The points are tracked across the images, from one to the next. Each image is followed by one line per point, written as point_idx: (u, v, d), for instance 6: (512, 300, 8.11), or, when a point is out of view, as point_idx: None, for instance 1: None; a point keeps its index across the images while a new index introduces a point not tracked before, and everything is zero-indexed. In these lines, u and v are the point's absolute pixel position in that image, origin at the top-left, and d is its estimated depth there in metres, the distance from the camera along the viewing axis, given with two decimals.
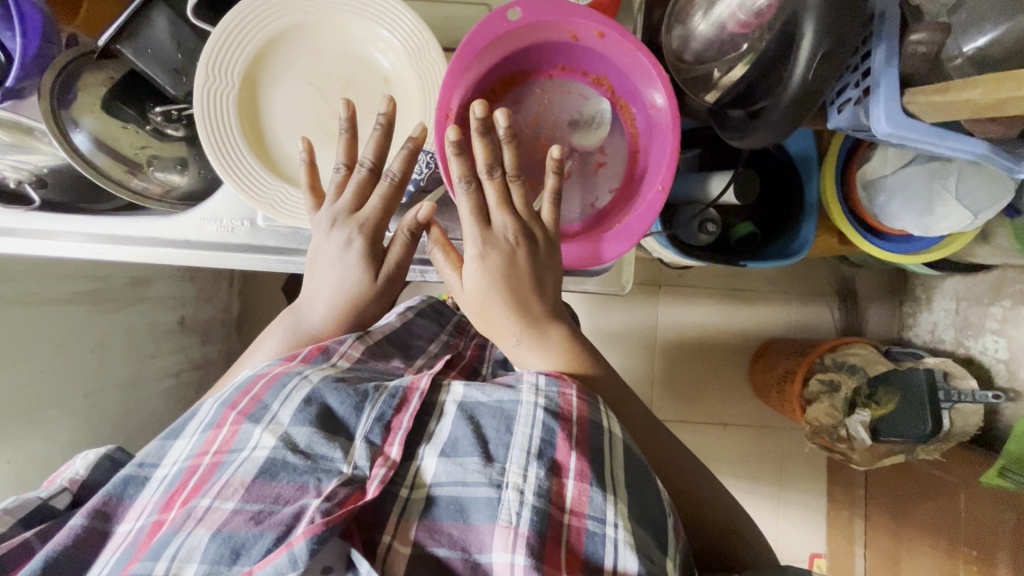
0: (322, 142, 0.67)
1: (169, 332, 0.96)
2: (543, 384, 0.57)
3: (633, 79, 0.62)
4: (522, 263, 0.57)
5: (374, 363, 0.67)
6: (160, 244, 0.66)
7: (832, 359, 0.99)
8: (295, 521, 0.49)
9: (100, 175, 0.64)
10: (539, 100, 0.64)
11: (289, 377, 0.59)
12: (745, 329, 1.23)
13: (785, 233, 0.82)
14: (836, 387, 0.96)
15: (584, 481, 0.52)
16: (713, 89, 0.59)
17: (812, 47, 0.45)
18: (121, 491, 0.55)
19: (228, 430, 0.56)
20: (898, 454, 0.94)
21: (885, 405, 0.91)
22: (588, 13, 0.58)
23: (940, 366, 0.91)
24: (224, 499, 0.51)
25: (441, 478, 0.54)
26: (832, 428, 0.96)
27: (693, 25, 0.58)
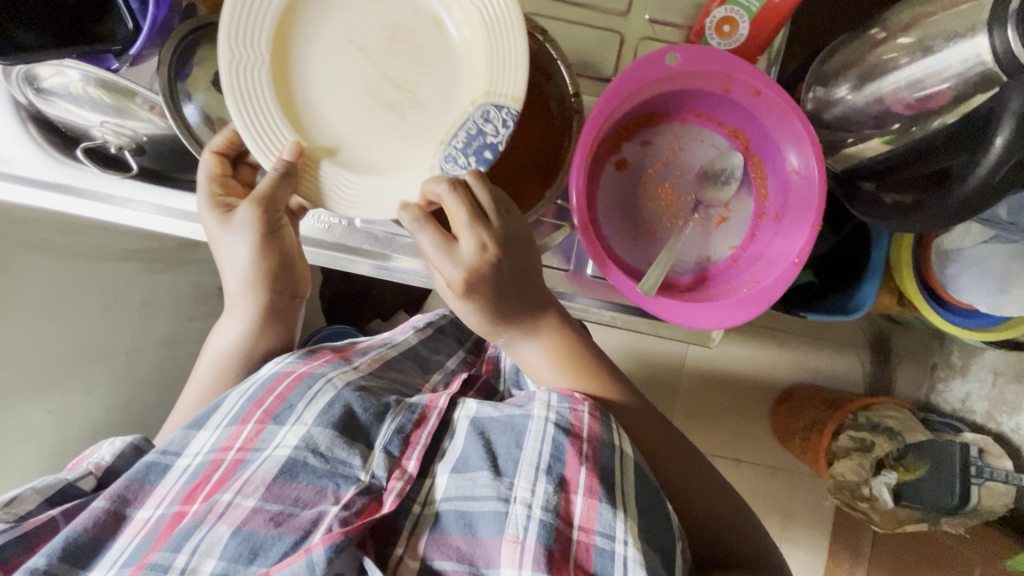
0: (372, 113, 0.60)
1: (209, 296, 0.93)
2: (555, 402, 0.57)
3: (775, 140, 0.59)
4: (497, 265, 0.57)
5: (391, 373, 0.71)
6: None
7: (867, 418, 0.96)
8: (313, 527, 0.50)
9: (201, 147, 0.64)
10: (670, 144, 0.63)
11: (314, 379, 0.61)
12: (774, 369, 1.22)
13: (845, 289, 0.80)
14: (869, 447, 0.95)
15: (593, 498, 0.51)
16: (845, 155, 0.60)
17: (1004, 148, 0.40)
18: (142, 477, 0.55)
19: (253, 427, 0.57)
20: (920, 522, 0.95)
21: (913, 471, 0.92)
22: (748, 68, 0.55)
23: (978, 442, 0.89)
24: (244, 496, 0.51)
25: (450, 491, 0.55)
26: (856, 485, 0.97)
27: (838, 93, 0.57)
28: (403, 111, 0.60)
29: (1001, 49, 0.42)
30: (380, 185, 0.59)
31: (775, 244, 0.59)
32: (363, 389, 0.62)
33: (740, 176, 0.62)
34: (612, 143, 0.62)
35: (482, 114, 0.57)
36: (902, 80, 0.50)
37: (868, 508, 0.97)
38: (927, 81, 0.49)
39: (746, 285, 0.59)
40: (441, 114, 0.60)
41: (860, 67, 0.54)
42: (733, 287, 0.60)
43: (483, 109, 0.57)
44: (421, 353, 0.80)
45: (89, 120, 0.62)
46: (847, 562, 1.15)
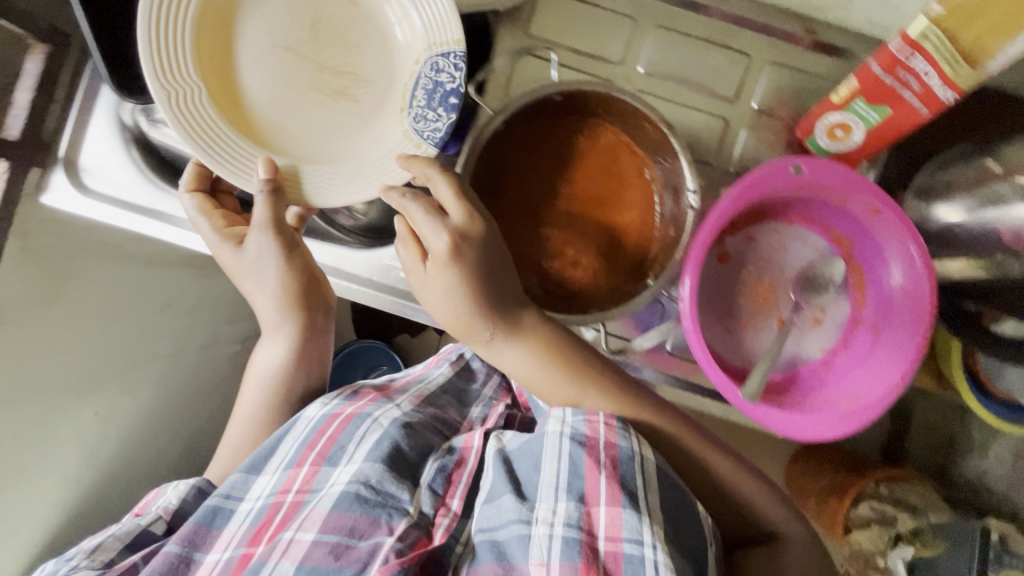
0: (323, 104, 0.58)
1: None
2: (569, 415, 0.51)
3: (884, 253, 0.52)
4: (489, 263, 0.51)
5: (433, 411, 0.67)
6: (342, 278, 0.68)
7: (889, 489, 0.96)
8: (371, 558, 0.49)
9: None
10: (773, 242, 0.56)
11: (360, 420, 0.61)
12: None
13: None
14: (888, 519, 0.95)
15: (616, 505, 0.47)
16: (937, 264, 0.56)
17: None
18: (208, 522, 0.55)
19: (309, 470, 0.57)
20: None
21: (931, 547, 0.91)
22: (870, 185, 0.48)
23: (1001, 528, 0.87)
24: (303, 531, 0.52)
25: (481, 522, 0.51)
26: (871, 555, 0.97)
27: (944, 213, 0.54)
28: (355, 94, 0.58)
29: None
30: (358, 167, 0.56)
31: (881, 358, 0.52)
32: (409, 427, 0.61)
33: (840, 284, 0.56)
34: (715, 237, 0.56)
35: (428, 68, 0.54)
36: (1012, 220, 0.47)
37: None
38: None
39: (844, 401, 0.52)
40: (390, 90, 0.58)
41: (973, 194, 0.50)
42: (830, 398, 0.53)
43: (431, 62, 0.54)
44: (456, 385, 0.74)
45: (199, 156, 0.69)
46: None
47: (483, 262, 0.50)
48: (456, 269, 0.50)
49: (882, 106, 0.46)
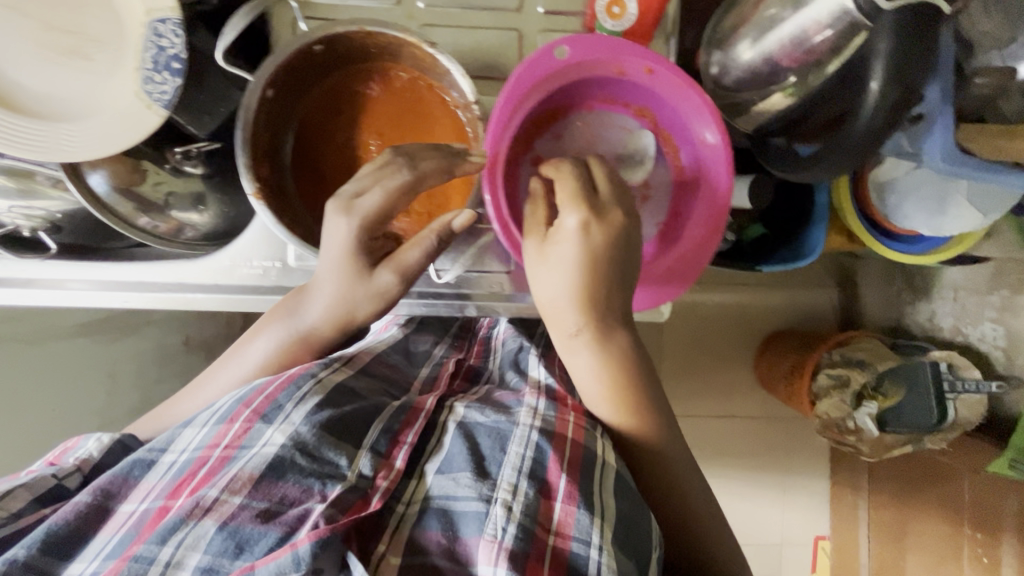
0: (57, 62, 0.60)
1: (177, 354, 0.94)
2: (542, 407, 0.59)
3: (683, 116, 0.63)
4: (615, 257, 0.57)
5: (381, 374, 0.68)
6: (190, 289, 0.67)
7: (840, 354, 1.00)
8: (299, 524, 0.48)
9: (111, 215, 0.64)
10: (582, 131, 0.67)
11: (301, 379, 0.58)
12: (752, 321, 1.23)
13: (796, 237, 0.82)
14: (846, 382, 0.98)
15: (571, 503, 0.51)
16: (753, 114, 0.62)
17: (881, 89, 0.46)
18: (126, 472, 0.53)
19: (241, 426, 0.55)
20: (905, 445, 0.97)
21: (892, 397, 0.95)
22: (635, 49, 0.59)
23: (946, 358, 0.92)
24: (230, 493, 0.49)
25: (437, 490, 0.53)
26: (841, 420, 0.99)
27: (733, 52, 0.59)
28: (88, 53, 0.60)
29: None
30: (90, 132, 0.59)
31: (695, 212, 0.64)
32: (350, 393, 0.60)
33: (654, 152, 0.67)
34: (524, 141, 0.66)
35: (160, 25, 0.56)
36: (788, 36, 0.53)
37: (856, 440, 0.99)
38: (809, 32, 0.51)
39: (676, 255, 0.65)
40: (122, 45, 0.59)
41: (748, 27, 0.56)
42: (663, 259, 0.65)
43: (151, 25, 0.56)
44: (407, 347, 0.77)
45: None
46: (851, 494, 1.19)
47: (617, 246, 0.57)
48: (584, 250, 0.56)
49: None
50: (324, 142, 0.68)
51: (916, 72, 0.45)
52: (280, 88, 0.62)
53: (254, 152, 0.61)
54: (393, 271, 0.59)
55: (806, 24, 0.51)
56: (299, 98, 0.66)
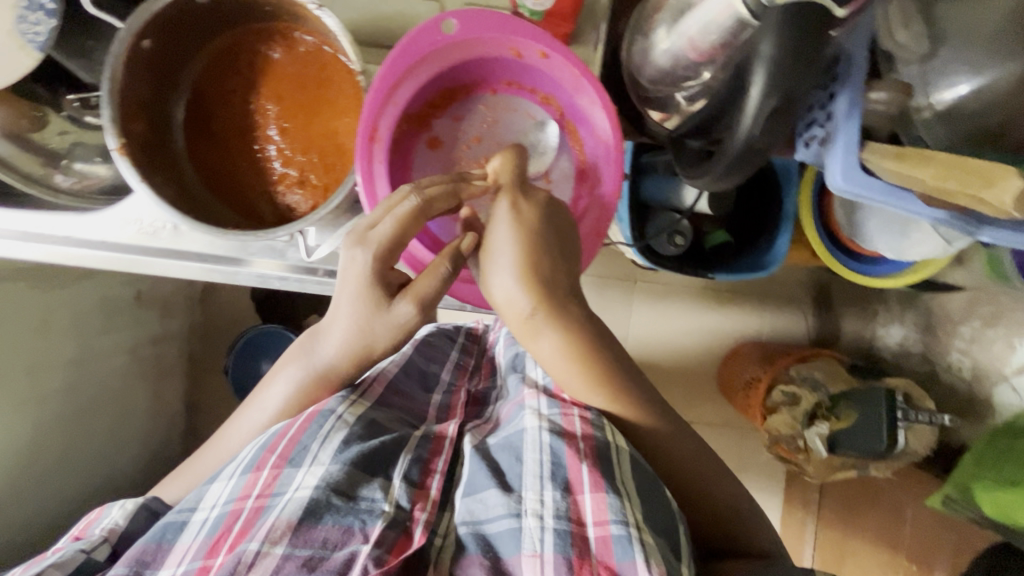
0: None
1: (122, 307, 0.94)
2: (545, 406, 0.57)
3: (579, 104, 0.66)
4: (550, 232, 0.61)
5: (402, 404, 0.67)
6: (76, 245, 0.66)
7: (797, 371, 0.98)
8: (347, 568, 0.48)
9: (12, 166, 0.68)
10: (484, 116, 0.69)
11: (323, 417, 0.58)
12: (722, 331, 1.20)
13: (758, 247, 0.79)
14: (797, 401, 0.96)
15: (599, 491, 0.50)
16: (674, 112, 0.60)
17: (759, 101, 0.41)
18: (160, 537, 0.53)
19: (269, 474, 0.54)
20: (849, 469, 0.96)
21: (845, 419, 0.92)
22: (528, 31, 0.61)
23: (904, 387, 0.90)
24: (272, 543, 0.49)
25: (464, 515, 0.53)
26: (790, 437, 0.97)
27: (657, 38, 0.56)
28: None
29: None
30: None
31: (588, 208, 0.67)
32: (374, 423, 0.60)
33: (556, 142, 0.69)
34: (421, 120, 0.68)
35: None
36: (693, 31, 0.50)
37: (804, 459, 0.97)
38: (716, 21, 0.46)
39: None
40: None
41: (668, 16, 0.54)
42: None
43: None
44: (417, 365, 0.74)
45: None
46: (801, 512, 1.18)
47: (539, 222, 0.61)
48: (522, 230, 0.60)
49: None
50: (216, 102, 0.68)
51: (797, 78, 0.40)
52: (157, 44, 0.61)
53: (126, 107, 0.60)
54: (413, 300, 0.58)
55: (712, 14, 0.46)
56: (189, 52, 0.66)
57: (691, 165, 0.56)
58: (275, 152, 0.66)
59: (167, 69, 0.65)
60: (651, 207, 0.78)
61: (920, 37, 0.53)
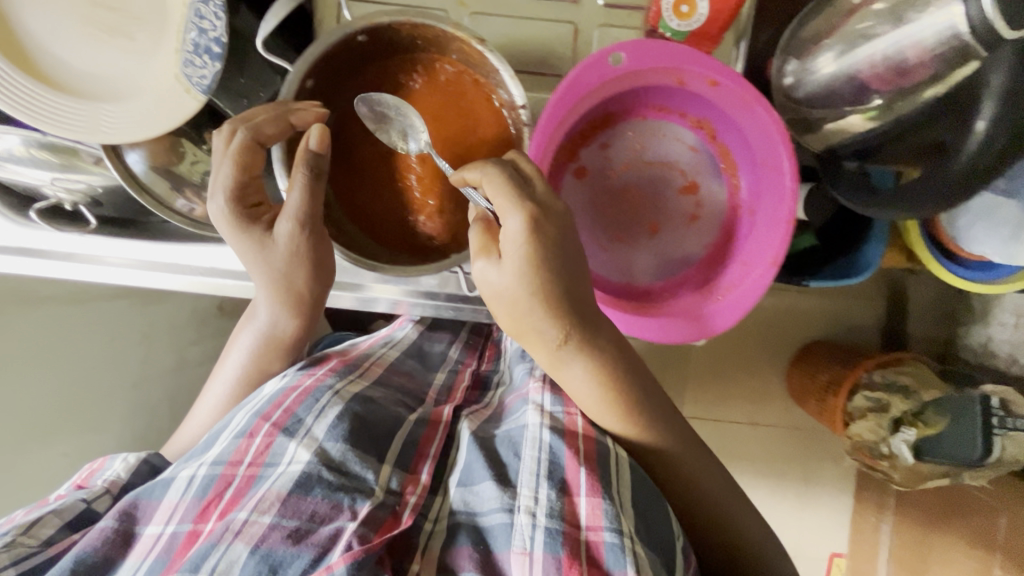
0: (102, 42, 0.65)
1: (208, 318, 0.97)
2: (548, 404, 0.59)
3: (741, 127, 0.68)
4: (565, 244, 0.53)
5: (394, 381, 0.70)
6: (225, 275, 0.75)
7: (882, 375, 0.95)
8: (331, 543, 0.48)
9: (146, 192, 0.68)
10: (632, 141, 0.72)
11: (320, 392, 0.59)
12: (789, 330, 1.18)
13: (847, 252, 0.77)
14: (884, 407, 0.94)
15: (595, 496, 0.49)
16: (817, 132, 0.63)
17: (989, 130, 0.44)
18: (147, 494, 0.56)
19: (262, 441, 0.55)
20: (942, 478, 0.93)
21: (932, 426, 0.89)
22: (699, 59, 0.62)
23: (999, 393, 0.86)
24: (260, 513, 0.49)
25: (460, 504, 0.54)
26: (874, 444, 0.95)
27: (819, 63, 0.58)
28: (130, 33, 0.65)
29: (979, 15, 0.41)
30: (135, 113, 0.64)
31: (752, 238, 0.69)
32: (369, 400, 0.61)
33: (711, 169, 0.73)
34: (570, 152, 0.71)
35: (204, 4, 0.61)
36: (880, 52, 0.51)
37: (890, 466, 0.95)
38: (905, 53, 0.49)
39: (727, 279, 0.70)
40: (163, 25, 0.64)
41: (841, 38, 0.55)
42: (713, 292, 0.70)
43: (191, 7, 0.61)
44: (421, 347, 0.81)
45: (39, 178, 0.68)
46: (873, 516, 1.15)
47: (552, 248, 0.52)
48: (537, 244, 0.52)
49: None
50: (360, 135, 0.68)
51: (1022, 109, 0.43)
52: (316, 83, 0.63)
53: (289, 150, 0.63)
54: (289, 220, 0.59)
55: (904, 44, 0.49)
56: (341, 89, 0.67)
57: (847, 189, 0.60)
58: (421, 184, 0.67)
59: (319, 108, 0.66)
60: None
61: None
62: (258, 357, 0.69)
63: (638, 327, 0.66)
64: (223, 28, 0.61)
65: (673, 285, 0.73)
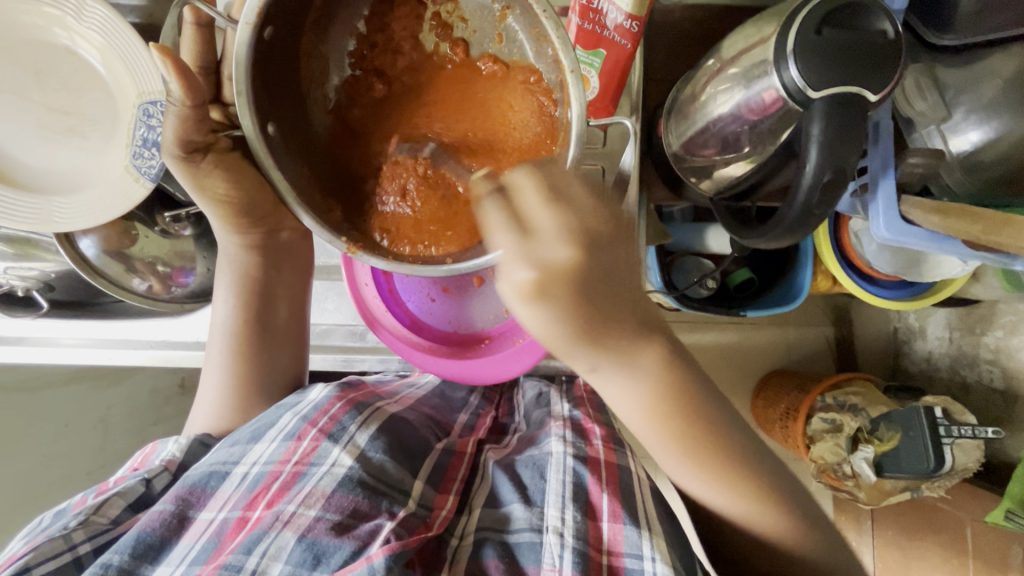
0: (53, 139, 0.68)
1: None
2: (569, 436, 0.59)
3: None
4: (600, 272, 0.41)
5: (422, 409, 0.69)
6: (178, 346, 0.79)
7: (833, 398, 0.98)
8: (370, 538, 0.47)
9: (101, 277, 0.73)
10: None
11: (364, 407, 0.59)
12: (748, 361, 1.21)
13: (784, 280, 0.83)
14: (839, 428, 0.96)
15: (617, 522, 0.50)
16: (709, 178, 0.58)
17: (816, 172, 0.43)
18: (204, 483, 0.51)
19: (309, 444, 0.53)
20: (904, 492, 0.95)
21: (888, 441, 0.92)
22: None
23: (941, 403, 0.91)
24: (307, 507, 0.48)
25: (485, 522, 0.53)
26: (837, 464, 0.97)
27: (690, 120, 0.56)
28: (83, 131, 0.68)
29: (791, 86, 0.44)
30: (76, 206, 0.68)
31: None
32: (406, 423, 0.62)
33: None
34: None
35: (158, 106, 0.66)
36: (743, 102, 0.49)
37: (854, 485, 0.96)
38: (765, 98, 0.47)
39: (522, 335, 0.69)
40: (114, 125, 0.68)
41: (710, 87, 0.53)
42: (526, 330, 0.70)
43: (144, 106, 0.67)
44: (443, 390, 0.79)
45: None
46: (855, 539, 1.15)
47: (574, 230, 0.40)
48: (552, 306, 0.40)
49: (597, 49, 0.59)
50: (341, 148, 0.52)
51: (841, 154, 0.42)
52: (282, 116, 0.47)
53: (283, 140, 0.47)
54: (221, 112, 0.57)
55: (760, 92, 0.47)
56: (296, 88, 0.49)
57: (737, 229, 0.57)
58: (427, 195, 0.51)
59: (297, 129, 0.49)
60: (674, 252, 0.82)
61: (934, 106, 0.57)
62: (238, 305, 0.63)
63: (450, 370, 0.70)
64: None
65: (512, 332, 0.70)
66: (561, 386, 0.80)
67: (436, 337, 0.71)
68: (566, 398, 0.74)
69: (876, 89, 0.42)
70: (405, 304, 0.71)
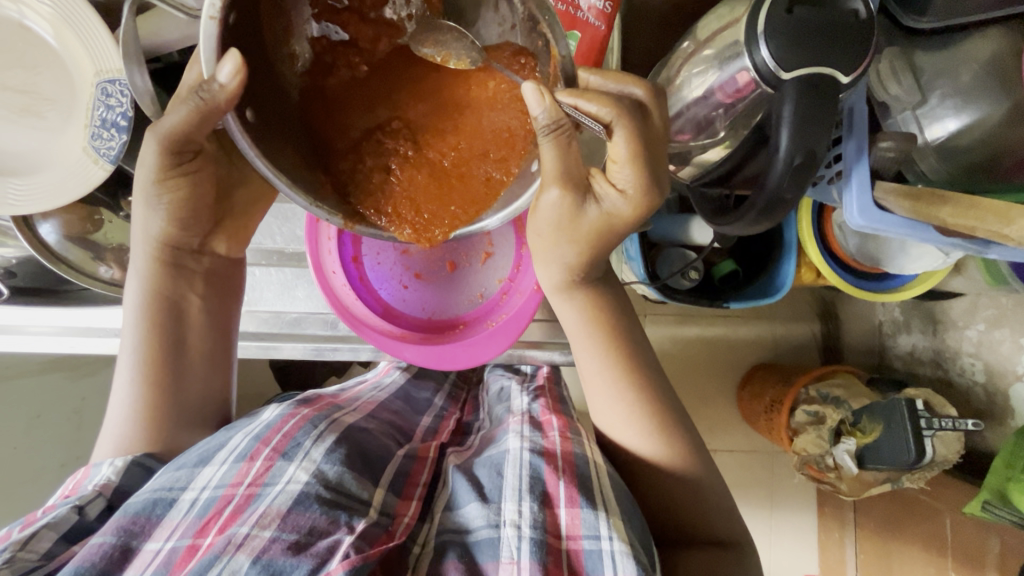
0: (12, 119, 0.67)
1: None
2: (527, 432, 0.60)
3: None
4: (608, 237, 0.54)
5: (378, 414, 0.69)
6: None
7: (817, 389, 1.00)
8: (329, 555, 0.45)
9: (64, 263, 0.71)
10: None
11: (319, 419, 0.59)
12: (730, 353, 1.21)
13: (766, 271, 0.83)
14: (822, 419, 0.98)
15: (574, 506, 0.50)
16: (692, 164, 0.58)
17: (789, 152, 0.42)
18: (149, 511, 0.48)
19: (262, 464, 0.52)
20: (885, 483, 0.95)
21: (869, 433, 0.92)
22: None
23: (923, 395, 0.91)
24: (262, 527, 0.46)
25: (445, 526, 0.53)
26: (820, 456, 0.98)
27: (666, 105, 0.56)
28: (40, 111, 0.67)
29: (762, 66, 0.43)
30: (32, 188, 0.66)
31: (523, 277, 0.69)
32: (364, 432, 0.62)
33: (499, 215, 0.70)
34: None
35: (117, 85, 0.64)
36: (717, 83, 0.49)
37: (835, 476, 0.98)
38: (737, 78, 0.46)
39: (496, 320, 0.69)
40: (74, 104, 0.67)
41: (686, 68, 0.52)
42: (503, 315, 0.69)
43: (100, 84, 0.65)
44: (408, 391, 0.81)
45: None
46: (838, 530, 1.16)
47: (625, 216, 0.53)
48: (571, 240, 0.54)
49: (573, 30, 0.58)
50: (324, 121, 0.46)
51: (813, 136, 0.42)
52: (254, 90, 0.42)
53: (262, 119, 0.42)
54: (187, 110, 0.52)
55: (733, 73, 0.47)
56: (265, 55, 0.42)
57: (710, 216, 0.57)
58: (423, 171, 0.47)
59: (272, 105, 0.43)
60: (658, 243, 0.82)
61: (909, 90, 0.57)
62: (152, 315, 0.59)
63: (424, 358, 0.68)
64: (131, 107, 0.65)
65: (488, 317, 0.70)
66: (524, 377, 0.81)
67: (409, 325, 0.70)
68: (527, 391, 0.73)
69: (849, 70, 0.42)
70: (380, 291, 0.70)
